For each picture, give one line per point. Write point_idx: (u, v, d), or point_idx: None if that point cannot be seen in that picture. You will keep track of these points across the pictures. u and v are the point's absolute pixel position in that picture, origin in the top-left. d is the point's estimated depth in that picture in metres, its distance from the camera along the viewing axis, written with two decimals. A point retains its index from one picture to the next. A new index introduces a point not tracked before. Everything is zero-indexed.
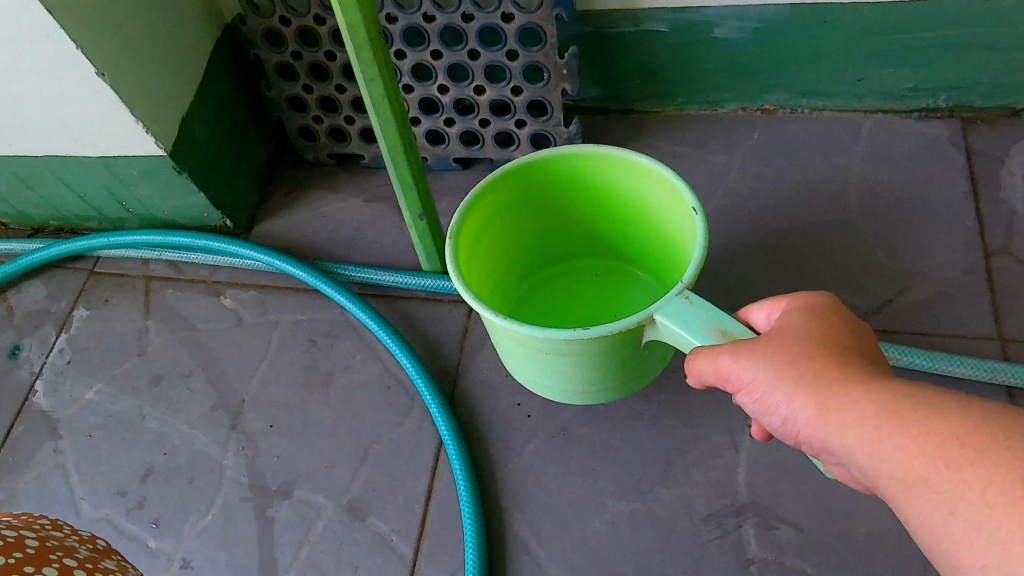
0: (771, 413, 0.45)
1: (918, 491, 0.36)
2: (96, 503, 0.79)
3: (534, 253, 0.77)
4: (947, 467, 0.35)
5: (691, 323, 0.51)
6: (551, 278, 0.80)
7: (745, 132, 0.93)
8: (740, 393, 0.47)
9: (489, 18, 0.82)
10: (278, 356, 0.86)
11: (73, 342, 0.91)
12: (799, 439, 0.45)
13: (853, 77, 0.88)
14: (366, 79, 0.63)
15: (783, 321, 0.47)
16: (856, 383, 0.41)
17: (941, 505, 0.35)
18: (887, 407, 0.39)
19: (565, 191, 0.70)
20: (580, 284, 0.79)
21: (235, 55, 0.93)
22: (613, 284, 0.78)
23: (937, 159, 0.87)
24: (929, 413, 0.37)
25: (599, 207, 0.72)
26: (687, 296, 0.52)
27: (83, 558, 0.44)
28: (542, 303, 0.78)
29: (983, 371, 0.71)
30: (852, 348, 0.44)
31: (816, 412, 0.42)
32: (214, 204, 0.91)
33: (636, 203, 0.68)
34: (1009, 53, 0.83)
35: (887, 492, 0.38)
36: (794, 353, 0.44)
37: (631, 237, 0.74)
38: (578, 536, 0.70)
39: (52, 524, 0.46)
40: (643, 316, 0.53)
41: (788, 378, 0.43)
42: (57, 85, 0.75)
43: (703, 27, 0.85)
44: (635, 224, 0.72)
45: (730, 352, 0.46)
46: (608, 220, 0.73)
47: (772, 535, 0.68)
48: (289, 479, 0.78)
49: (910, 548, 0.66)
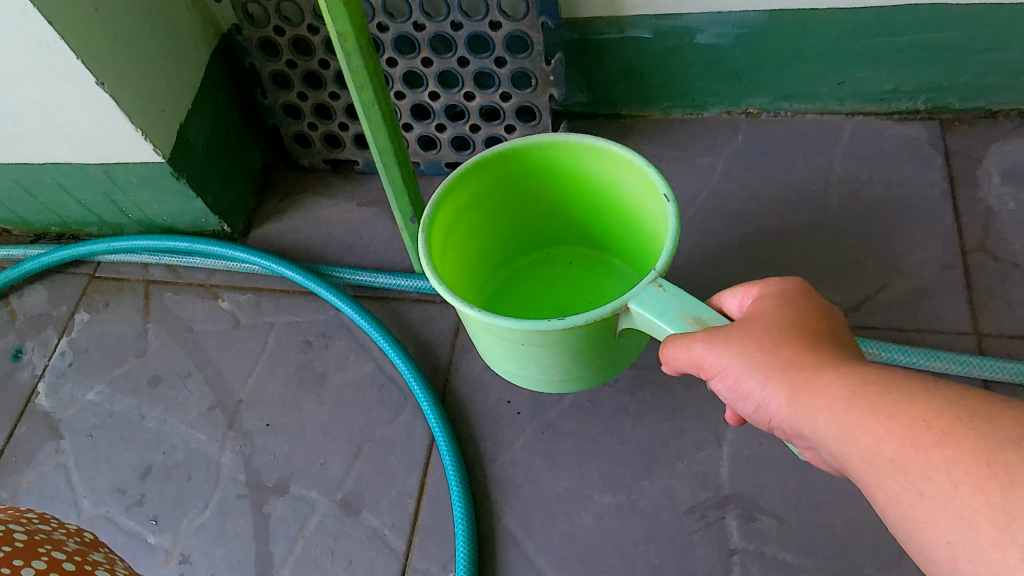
0: (743, 399, 0.47)
1: (887, 473, 0.38)
2: (95, 501, 0.81)
3: (510, 243, 0.80)
4: (915, 450, 0.37)
5: (664, 311, 0.52)
6: (527, 266, 0.83)
7: (728, 135, 0.95)
8: (714, 380, 0.49)
9: (478, 26, 0.84)
10: (273, 356, 0.88)
11: (74, 345, 0.93)
12: (772, 423, 0.47)
13: (833, 80, 0.91)
14: (357, 86, 0.66)
15: (756, 309, 0.49)
16: (825, 368, 0.43)
17: (910, 486, 0.37)
18: (854, 392, 0.41)
19: (541, 182, 0.72)
20: (555, 272, 0.83)
21: (230, 64, 0.96)
22: (586, 272, 0.82)
23: (916, 159, 0.89)
24: (895, 397, 0.39)
25: (574, 197, 0.74)
26: (660, 284, 0.54)
27: (72, 551, 0.46)
28: (518, 293, 0.81)
29: (958, 365, 0.73)
30: (821, 334, 0.46)
31: (788, 397, 0.44)
32: (211, 209, 0.94)
33: (608, 192, 0.71)
34: (983, 55, 0.85)
35: (856, 474, 0.40)
36: (766, 341, 0.46)
37: (605, 226, 0.77)
38: (564, 528, 0.72)
39: (40, 519, 0.48)
40: (617, 305, 0.54)
41: (760, 366, 0.45)
42: (56, 93, 0.78)
43: (685, 34, 0.87)
44: (608, 213, 0.74)
45: (703, 339, 0.48)
46: (583, 209, 0.76)
47: (753, 525, 0.70)
48: (284, 476, 0.79)
49: (888, 536, 0.68)
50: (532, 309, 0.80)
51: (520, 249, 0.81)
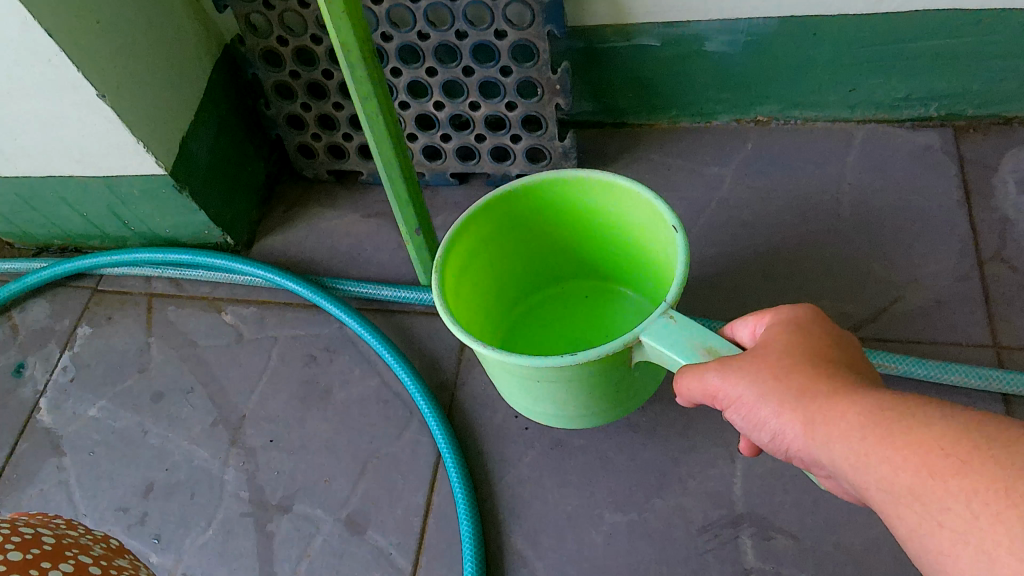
0: (757, 427, 0.46)
1: (906, 502, 0.36)
2: (98, 519, 0.80)
3: (523, 277, 0.78)
4: (934, 479, 0.35)
5: (674, 341, 0.52)
6: (540, 302, 0.81)
7: (737, 145, 0.93)
8: (729, 410, 0.47)
9: (482, 36, 0.83)
10: (277, 371, 0.86)
11: (76, 360, 0.92)
12: (788, 453, 0.45)
13: (844, 88, 0.89)
14: (360, 97, 0.65)
15: (767, 335, 0.48)
16: (839, 396, 0.41)
17: (930, 517, 0.35)
18: (869, 419, 0.39)
19: (549, 215, 0.71)
20: (570, 305, 0.80)
21: (233, 75, 0.95)
22: (602, 305, 0.79)
23: (929, 167, 0.87)
24: (911, 423, 0.37)
25: (583, 229, 0.73)
26: (670, 315, 0.54)
27: (98, 555, 0.45)
28: (534, 328, 0.79)
29: (977, 378, 0.71)
30: (834, 359, 0.44)
31: (803, 426, 0.42)
32: (214, 222, 0.93)
33: (617, 223, 0.70)
34: (998, 62, 0.84)
35: (876, 503, 0.38)
36: (778, 368, 0.44)
37: (617, 257, 0.75)
38: (574, 548, 0.71)
39: (67, 524, 0.47)
40: (629, 338, 0.54)
41: (772, 394, 0.44)
42: (58, 107, 0.77)
43: (693, 41, 0.86)
44: (619, 244, 0.73)
45: (715, 370, 0.47)
46: (594, 240, 0.74)
47: (769, 544, 0.68)
48: (289, 494, 0.78)
49: (907, 555, 0.66)
50: (549, 345, 0.78)
51: (533, 284, 0.80)
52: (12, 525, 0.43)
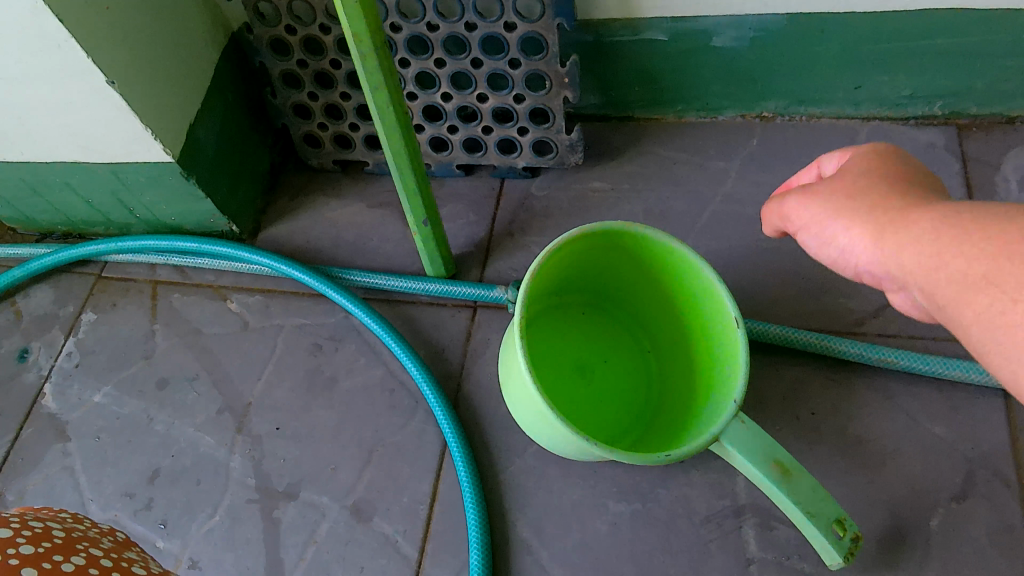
0: (825, 246, 0.47)
1: (976, 291, 0.37)
2: (103, 504, 0.80)
3: (545, 294, 0.74)
4: (1009, 262, 0.36)
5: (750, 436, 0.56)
6: (544, 314, 0.77)
7: (742, 140, 0.94)
8: (801, 233, 0.49)
9: (492, 27, 0.83)
10: (282, 359, 0.87)
11: (80, 346, 0.92)
12: (858, 271, 0.46)
13: (850, 85, 0.90)
14: (371, 87, 0.65)
15: (849, 163, 0.49)
16: (913, 209, 0.42)
17: (1003, 297, 0.36)
18: (945, 221, 0.40)
19: (599, 250, 0.69)
20: (569, 322, 0.79)
21: (240, 63, 0.95)
22: (600, 325, 0.79)
23: (933, 165, 0.88)
24: (988, 220, 0.38)
25: (621, 266, 0.72)
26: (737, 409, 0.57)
27: (107, 548, 0.46)
28: (540, 344, 0.76)
29: (978, 374, 0.72)
30: (913, 185, 0.45)
31: (874, 238, 0.43)
32: (220, 209, 0.93)
33: (651, 276, 0.70)
34: (1003, 61, 0.84)
35: (944, 299, 0.39)
36: (855, 189, 0.46)
37: (638, 292, 0.74)
38: (580, 537, 0.72)
39: (74, 518, 0.49)
40: (706, 439, 0.56)
41: (848, 211, 0.45)
42: (65, 92, 0.77)
43: (702, 36, 0.86)
44: (646, 285, 0.73)
45: (796, 194, 0.49)
46: (625, 278, 0.73)
47: (771, 535, 0.69)
48: (295, 481, 0.79)
49: (907, 546, 0.67)
50: (557, 367, 0.76)
51: (548, 298, 0.76)
52: (23, 519, 0.44)
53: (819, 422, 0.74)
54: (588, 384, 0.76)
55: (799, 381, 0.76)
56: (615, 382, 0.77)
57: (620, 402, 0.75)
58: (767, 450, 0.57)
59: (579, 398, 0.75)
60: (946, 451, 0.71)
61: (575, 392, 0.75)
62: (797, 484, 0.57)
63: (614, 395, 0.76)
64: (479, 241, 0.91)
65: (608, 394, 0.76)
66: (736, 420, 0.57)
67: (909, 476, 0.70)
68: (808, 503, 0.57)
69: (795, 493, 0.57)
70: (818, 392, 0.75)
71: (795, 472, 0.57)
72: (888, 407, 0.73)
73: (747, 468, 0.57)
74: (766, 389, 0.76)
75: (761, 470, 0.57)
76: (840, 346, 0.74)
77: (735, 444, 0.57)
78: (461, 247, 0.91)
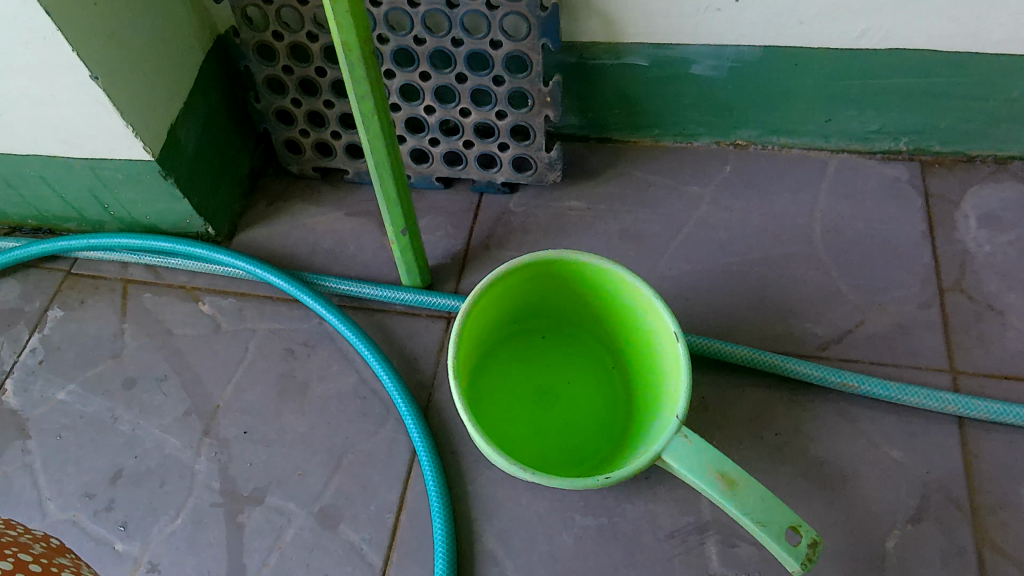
0: None
1: None
2: (62, 504, 0.79)
3: (501, 323, 0.78)
4: None
5: (692, 463, 0.59)
6: (507, 343, 0.80)
7: (716, 166, 0.97)
8: None
9: (478, 44, 0.85)
10: (254, 363, 0.86)
11: (46, 343, 0.90)
12: None
13: (821, 118, 0.93)
14: (358, 96, 0.66)
15: None
16: None
17: None
18: None
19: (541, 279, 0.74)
20: (534, 349, 0.80)
21: (225, 66, 0.95)
22: (564, 347, 0.81)
23: (897, 199, 0.91)
24: None
25: (572, 286, 0.75)
26: (685, 433, 0.60)
27: (38, 553, 0.46)
28: (503, 376, 0.79)
29: (935, 401, 0.74)
30: None
31: None
32: (197, 211, 0.93)
33: (610, 289, 0.72)
34: (965, 102, 0.88)
35: None
36: None
37: (600, 311, 0.77)
38: (545, 549, 0.72)
39: (6, 524, 0.48)
40: (650, 457, 0.60)
41: None
42: (47, 85, 0.76)
43: (681, 63, 0.89)
44: (605, 302, 0.75)
45: None
46: (582, 297, 0.76)
47: (732, 552, 0.71)
48: (261, 485, 0.78)
49: (864, 565, 0.69)
50: (519, 396, 0.78)
51: (507, 328, 0.79)
52: None
53: (782, 443, 0.75)
54: (554, 409, 0.77)
55: (764, 403, 0.78)
56: (582, 403, 0.78)
57: (586, 422, 0.77)
58: (708, 462, 0.59)
59: (542, 425, 0.76)
60: (903, 475, 0.73)
61: (536, 419, 0.77)
62: (743, 494, 0.57)
63: (581, 417, 0.77)
64: (456, 253, 0.92)
65: (574, 416, 0.77)
66: (678, 437, 0.60)
67: (868, 498, 0.72)
68: (756, 512, 0.57)
69: (742, 501, 0.57)
70: (783, 414, 0.77)
71: (741, 482, 0.58)
72: (849, 430, 0.76)
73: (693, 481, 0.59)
74: (732, 410, 0.78)
75: (704, 482, 0.58)
76: (804, 369, 0.77)
77: (676, 458, 0.59)
78: (437, 259, 0.92)
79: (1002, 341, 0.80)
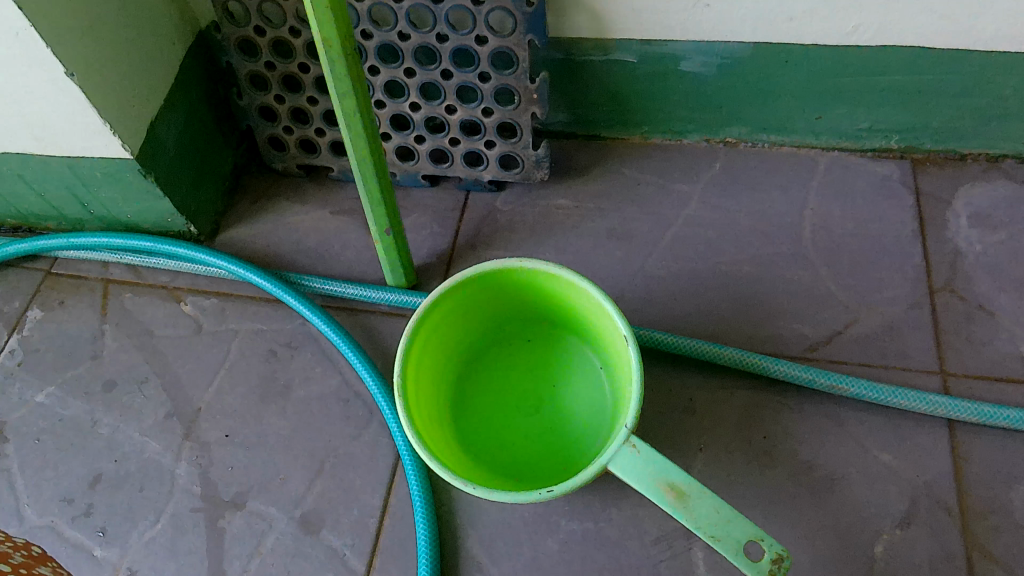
0: None
1: None
2: (40, 509, 0.78)
3: (473, 334, 0.77)
4: None
5: (640, 475, 0.57)
6: (484, 354, 0.79)
7: (706, 163, 0.95)
8: None
9: (463, 40, 0.83)
10: (235, 365, 0.85)
11: (24, 344, 0.89)
12: None
13: (811, 115, 0.92)
14: (338, 93, 0.65)
15: None
16: None
17: None
18: None
19: (498, 287, 0.73)
20: (508, 357, 0.79)
21: (206, 62, 0.93)
22: (544, 354, 0.79)
23: (888, 197, 0.90)
24: None
25: (533, 292, 0.74)
26: (633, 443, 0.58)
27: (16, 563, 0.44)
28: (480, 386, 0.78)
29: (925, 403, 0.74)
30: None
31: None
32: (178, 209, 0.91)
33: (568, 293, 0.71)
34: (957, 100, 0.87)
35: None
36: None
37: (568, 315, 0.75)
38: (530, 555, 0.71)
39: None
40: (597, 469, 0.58)
41: None
42: (22, 82, 0.75)
43: (670, 60, 0.87)
44: (567, 305, 0.73)
45: None
46: (547, 302, 0.75)
47: (719, 557, 0.70)
48: (242, 490, 0.77)
49: (852, 570, 0.68)
50: (497, 405, 0.77)
51: (480, 337, 0.78)
52: None
53: (770, 446, 0.74)
54: (532, 417, 0.76)
55: (752, 406, 0.77)
56: (561, 410, 0.76)
57: (565, 428, 0.75)
58: (656, 474, 0.57)
59: (520, 433, 0.75)
60: (892, 479, 0.72)
61: (513, 428, 0.76)
62: (692, 508, 0.56)
63: (558, 424, 0.75)
64: (442, 252, 0.91)
65: (553, 422, 0.76)
66: (625, 447, 0.58)
67: (856, 502, 0.71)
68: (708, 527, 0.55)
69: (692, 515, 0.56)
70: (771, 417, 0.76)
71: (691, 495, 0.56)
72: (838, 433, 0.75)
73: (642, 492, 0.58)
74: (720, 412, 0.77)
75: (653, 495, 0.57)
76: (793, 371, 0.76)
77: (622, 469, 0.58)
78: (422, 258, 0.91)
79: (992, 342, 0.79)
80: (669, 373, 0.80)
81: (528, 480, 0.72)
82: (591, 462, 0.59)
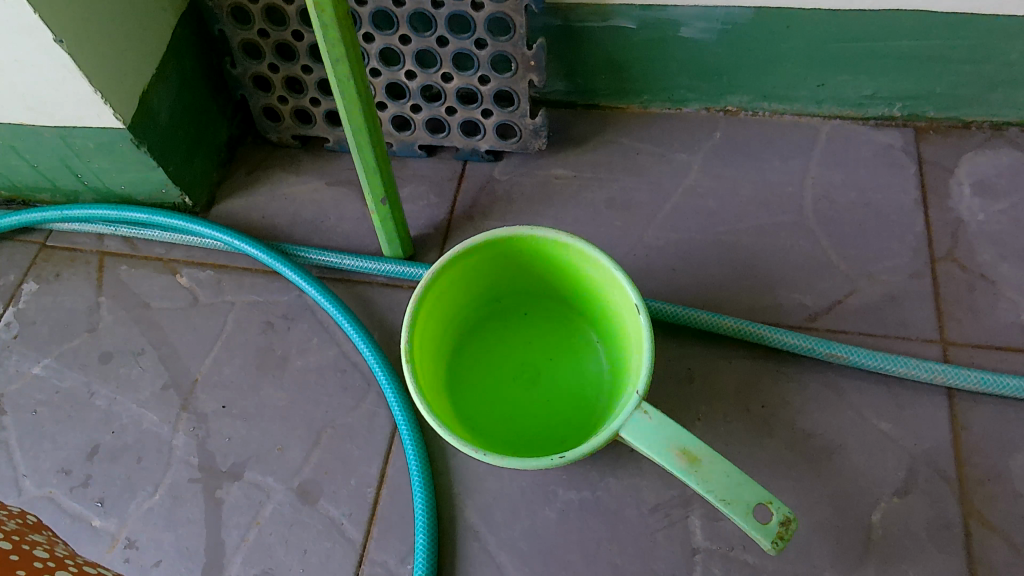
0: None
1: None
2: (39, 480, 0.78)
3: (475, 305, 0.77)
4: None
5: (653, 441, 0.57)
6: (484, 325, 0.79)
7: (706, 133, 0.94)
8: None
9: (460, 6, 0.82)
10: (232, 337, 0.84)
11: (20, 317, 0.88)
12: None
13: (814, 83, 0.90)
14: (332, 59, 0.63)
15: None
16: None
17: None
18: None
19: (503, 258, 0.73)
20: (510, 328, 0.79)
21: (200, 31, 0.92)
22: (546, 326, 0.79)
23: (891, 166, 0.89)
24: None
25: (540, 262, 0.73)
26: (646, 409, 0.58)
27: (10, 530, 0.44)
28: (480, 358, 0.78)
29: (925, 372, 0.73)
30: None
31: None
32: (173, 181, 0.90)
33: (573, 262, 0.71)
34: (962, 66, 0.86)
35: None
36: None
37: (569, 287, 0.75)
38: (528, 524, 0.71)
39: None
40: (608, 434, 0.58)
41: None
42: (11, 50, 0.73)
43: (670, 26, 0.86)
44: (573, 277, 0.73)
45: None
46: (551, 273, 0.75)
47: (717, 526, 0.70)
48: (240, 461, 0.77)
49: (849, 539, 0.68)
50: (498, 377, 0.77)
51: (480, 310, 0.78)
52: None
53: (768, 416, 0.74)
54: (534, 388, 0.76)
55: (751, 375, 0.76)
56: (564, 381, 0.76)
57: (564, 398, 0.75)
58: (670, 438, 0.57)
59: (521, 403, 0.75)
60: (890, 447, 0.72)
61: (514, 399, 0.75)
62: (707, 472, 0.56)
63: (560, 395, 0.75)
64: (439, 223, 0.90)
65: (555, 393, 0.75)
66: (637, 414, 0.58)
67: (854, 471, 0.71)
68: (721, 490, 0.55)
69: (706, 479, 0.56)
70: (770, 386, 0.76)
71: (704, 459, 0.56)
72: (836, 402, 0.74)
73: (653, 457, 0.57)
74: (718, 381, 0.76)
75: (665, 459, 0.57)
76: (793, 341, 0.75)
77: (636, 436, 0.58)
78: (420, 229, 0.90)
79: (993, 312, 0.78)
80: (668, 344, 0.79)
81: (532, 449, 0.72)
82: (604, 427, 0.59)
